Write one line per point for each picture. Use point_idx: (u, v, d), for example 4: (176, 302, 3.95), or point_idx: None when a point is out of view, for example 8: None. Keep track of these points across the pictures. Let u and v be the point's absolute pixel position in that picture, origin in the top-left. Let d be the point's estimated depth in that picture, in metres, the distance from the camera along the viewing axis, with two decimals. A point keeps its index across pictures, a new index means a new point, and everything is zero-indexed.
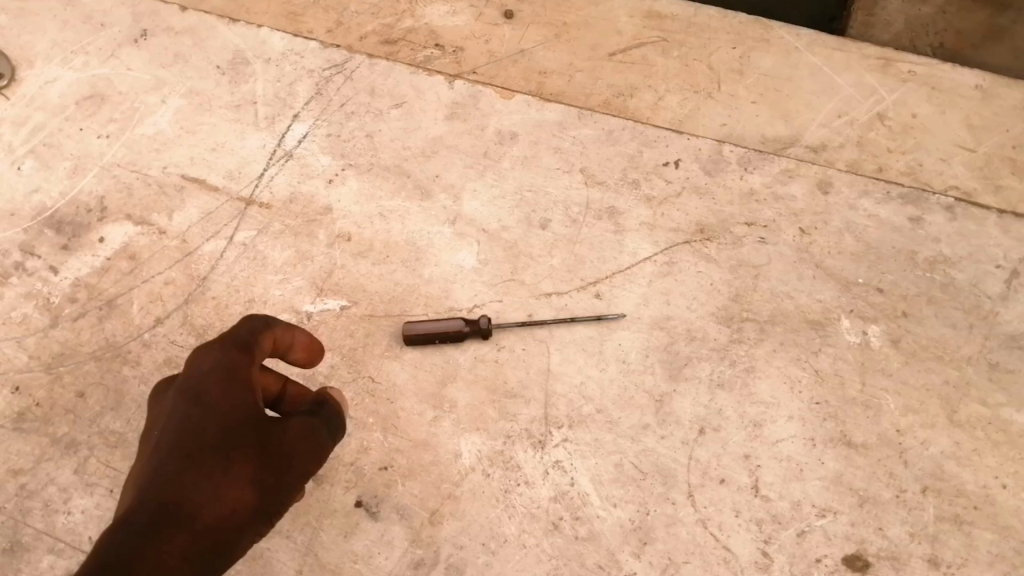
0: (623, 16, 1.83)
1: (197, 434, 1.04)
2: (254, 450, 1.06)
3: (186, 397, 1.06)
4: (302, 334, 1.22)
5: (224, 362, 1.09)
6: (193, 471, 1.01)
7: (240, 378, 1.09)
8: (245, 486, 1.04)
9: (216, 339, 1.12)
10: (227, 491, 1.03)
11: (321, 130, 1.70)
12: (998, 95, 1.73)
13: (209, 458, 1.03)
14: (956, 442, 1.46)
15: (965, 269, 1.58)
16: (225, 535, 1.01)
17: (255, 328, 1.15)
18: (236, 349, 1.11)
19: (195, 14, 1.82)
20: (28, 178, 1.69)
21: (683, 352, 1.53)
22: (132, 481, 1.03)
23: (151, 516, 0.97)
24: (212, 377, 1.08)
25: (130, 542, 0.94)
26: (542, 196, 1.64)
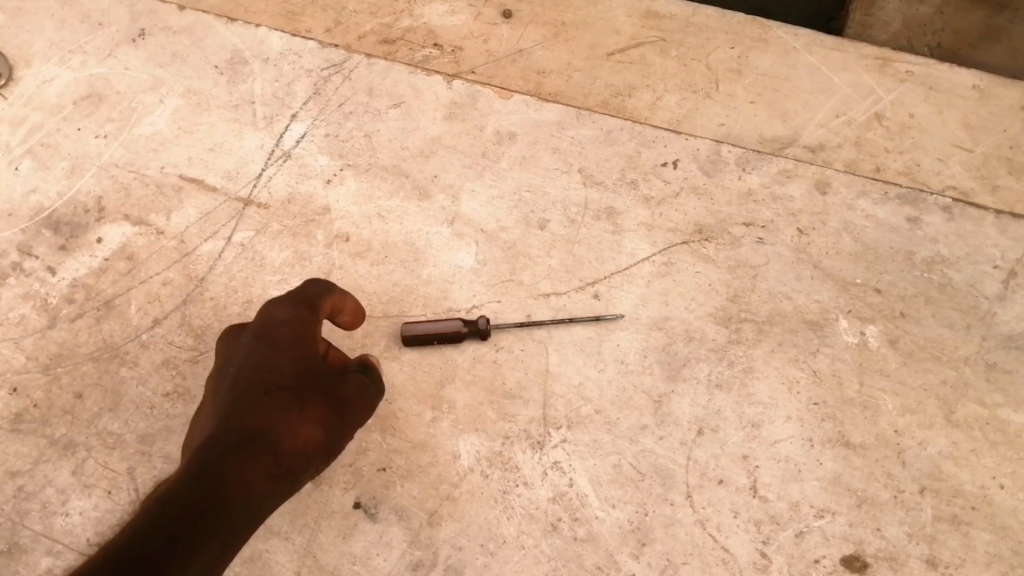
0: (622, 15, 1.83)
1: (273, 374, 1.21)
2: (321, 394, 1.23)
3: (263, 343, 1.23)
4: (354, 300, 1.35)
5: (296, 316, 1.25)
6: (269, 405, 1.18)
7: (308, 331, 1.25)
8: (312, 423, 1.21)
9: (287, 297, 1.27)
10: (301, 427, 1.19)
11: (319, 130, 1.70)
12: (996, 95, 1.73)
13: (285, 397, 1.19)
14: (954, 442, 1.47)
15: (962, 269, 1.58)
16: (291, 465, 1.18)
17: (320, 291, 1.28)
18: (305, 307, 1.26)
19: (193, 14, 1.82)
20: (26, 178, 1.69)
21: (682, 352, 1.53)
22: (212, 410, 1.20)
23: (234, 438, 1.14)
24: (286, 327, 1.24)
25: (216, 459, 1.11)
26: (541, 196, 1.64)
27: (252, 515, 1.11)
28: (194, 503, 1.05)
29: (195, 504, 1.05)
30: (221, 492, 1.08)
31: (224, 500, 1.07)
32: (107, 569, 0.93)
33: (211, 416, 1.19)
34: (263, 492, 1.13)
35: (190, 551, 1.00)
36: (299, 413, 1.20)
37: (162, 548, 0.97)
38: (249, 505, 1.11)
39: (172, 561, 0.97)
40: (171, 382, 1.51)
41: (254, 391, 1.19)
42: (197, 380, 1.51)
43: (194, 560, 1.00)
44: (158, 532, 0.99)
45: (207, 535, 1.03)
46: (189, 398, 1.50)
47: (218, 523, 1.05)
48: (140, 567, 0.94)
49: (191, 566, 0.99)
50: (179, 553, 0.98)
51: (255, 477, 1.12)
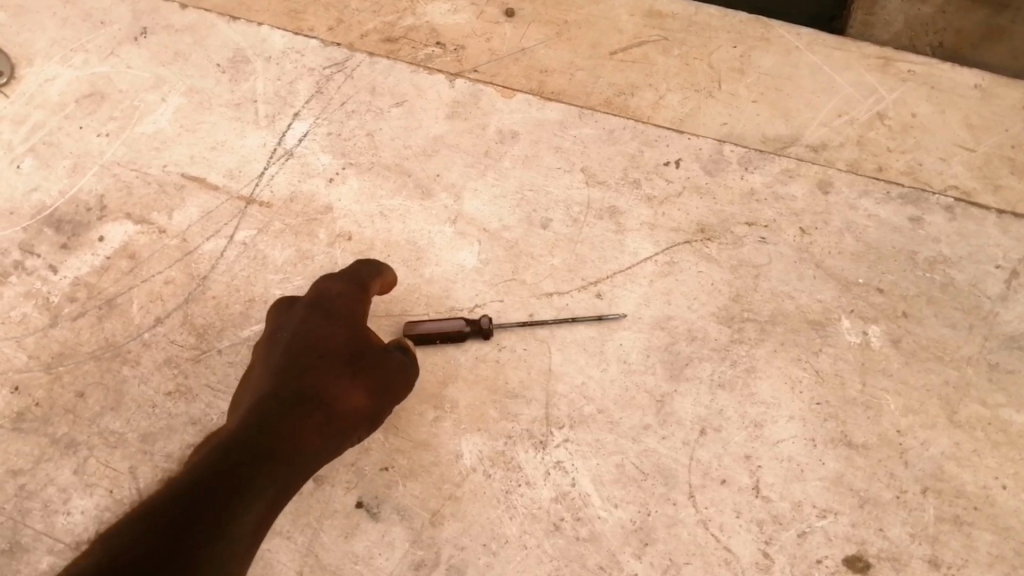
0: (624, 14, 1.82)
1: (327, 341, 1.23)
2: (371, 365, 1.24)
3: (318, 313, 1.26)
4: (388, 274, 1.41)
5: (349, 291, 1.30)
6: (324, 367, 1.19)
7: (360, 307, 1.30)
8: (363, 391, 1.22)
9: (340, 274, 1.33)
10: (351, 392, 1.20)
11: (321, 128, 1.70)
12: (998, 95, 1.72)
13: (338, 362, 1.21)
14: (956, 442, 1.47)
15: (965, 269, 1.58)
16: (342, 430, 1.18)
17: (370, 273, 1.36)
18: (357, 286, 1.32)
19: (196, 12, 1.81)
20: (28, 176, 1.68)
21: (684, 351, 1.52)
22: (264, 371, 1.20)
23: (289, 395, 1.14)
24: (340, 300, 1.29)
25: (274, 412, 1.11)
26: (543, 196, 1.64)
27: (304, 472, 1.11)
28: (253, 451, 1.04)
29: (254, 452, 1.04)
30: (278, 443, 1.07)
31: (281, 451, 1.07)
32: (173, 504, 0.92)
33: (264, 375, 1.19)
34: (316, 451, 1.13)
35: (248, 498, 0.99)
36: (352, 380, 1.21)
37: (223, 490, 0.97)
38: (302, 460, 1.10)
39: (232, 505, 0.96)
40: (173, 381, 1.51)
41: (310, 352, 1.20)
42: (199, 379, 1.51)
43: (252, 506, 0.99)
44: (220, 476, 0.99)
45: (264, 483, 1.02)
46: (191, 397, 1.50)
47: (274, 473, 1.04)
48: (204, 505, 0.93)
49: (250, 511, 0.98)
50: (239, 497, 0.98)
51: (310, 434, 1.12)
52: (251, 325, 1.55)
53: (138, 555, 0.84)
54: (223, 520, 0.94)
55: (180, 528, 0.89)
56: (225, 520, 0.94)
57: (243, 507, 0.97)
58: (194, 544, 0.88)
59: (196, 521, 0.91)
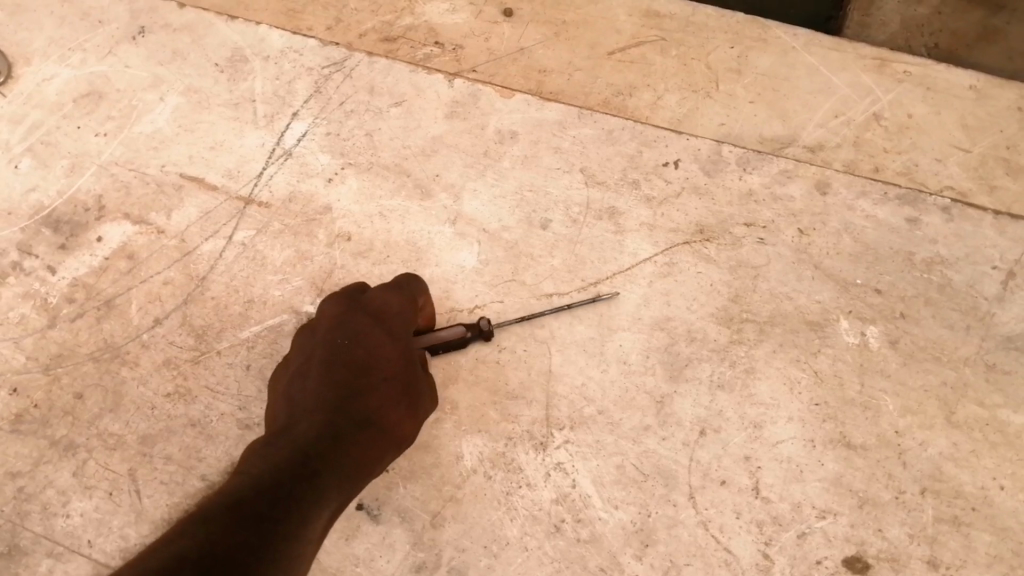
0: (622, 14, 1.81)
1: (385, 362, 1.26)
2: (419, 393, 1.29)
3: (378, 328, 1.29)
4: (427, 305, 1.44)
5: (406, 309, 1.33)
6: (383, 392, 1.23)
7: (410, 327, 1.33)
8: (411, 419, 1.27)
9: (395, 288, 1.35)
10: (406, 419, 1.25)
11: (320, 128, 1.69)
12: (992, 96, 1.72)
13: (396, 388, 1.25)
14: (954, 443, 1.47)
15: (962, 269, 1.58)
16: (388, 453, 1.22)
17: (418, 289, 1.38)
18: (409, 301, 1.35)
19: (194, 12, 1.80)
20: (26, 176, 1.67)
21: (684, 352, 1.52)
22: (325, 380, 1.22)
23: (351, 412, 1.18)
24: (396, 316, 1.31)
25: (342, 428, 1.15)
26: (542, 196, 1.63)
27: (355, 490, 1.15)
28: (325, 462, 1.09)
29: (327, 463, 1.09)
30: (346, 458, 1.12)
31: (346, 467, 1.12)
32: (258, 498, 0.96)
33: (326, 387, 1.21)
34: (369, 472, 1.18)
35: (319, 507, 1.03)
36: (406, 407, 1.26)
37: (303, 495, 1.01)
38: (358, 479, 1.15)
39: (306, 512, 1.00)
40: (172, 383, 1.50)
41: (370, 374, 1.24)
42: (198, 380, 1.50)
43: (320, 515, 1.03)
44: (298, 478, 1.03)
45: (330, 495, 1.07)
46: (190, 398, 1.49)
47: (339, 486, 1.09)
48: (286, 505, 0.97)
49: (318, 520, 1.02)
50: (313, 504, 1.02)
51: (367, 455, 1.17)
52: (250, 326, 1.54)
53: (237, 538, 0.87)
54: (302, 520, 0.98)
55: (267, 520, 0.93)
56: (302, 522, 0.98)
57: (315, 514, 1.02)
58: (281, 537, 0.92)
59: (282, 517, 0.95)
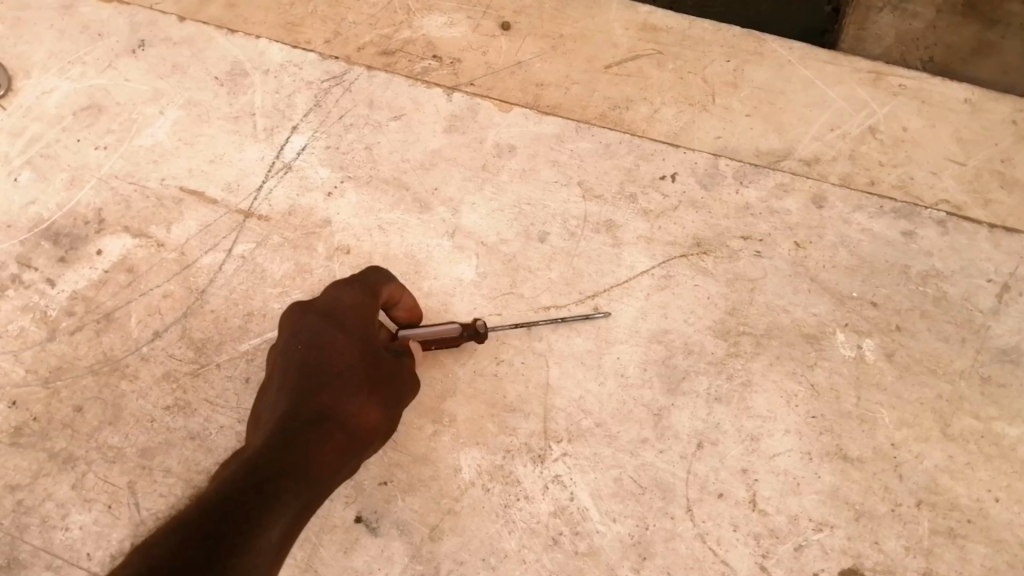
0: (619, 28, 1.83)
1: (338, 356, 1.24)
2: (383, 379, 1.28)
3: (329, 322, 1.25)
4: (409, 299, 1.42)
5: (359, 300, 1.28)
6: (337, 386, 1.22)
7: (369, 317, 1.29)
8: (376, 407, 1.25)
9: (351, 280, 1.31)
10: (368, 407, 1.24)
11: (320, 142, 1.70)
12: (987, 110, 1.73)
13: (353, 378, 1.24)
14: (950, 455, 1.48)
15: (957, 282, 1.59)
16: (357, 446, 1.22)
17: (378, 279, 1.34)
18: (365, 291, 1.30)
19: (194, 25, 1.81)
20: (26, 190, 1.68)
21: (681, 365, 1.53)
22: (281, 388, 1.22)
23: (307, 412, 1.18)
24: (349, 309, 1.27)
25: (296, 430, 1.15)
26: (541, 209, 1.64)
27: (326, 487, 1.15)
28: (278, 467, 1.09)
29: (280, 468, 1.08)
30: (304, 460, 1.12)
31: (307, 468, 1.12)
32: (208, 515, 0.96)
33: (281, 395, 1.21)
34: (337, 468, 1.18)
35: (274, 514, 1.03)
36: (366, 395, 1.24)
37: (253, 506, 1.01)
38: (324, 476, 1.15)
39: (259, 522, 1.00)
40: (171, 396, 1.51)
41: (324, 372, 1.22)
42: (198, 394, 1.50)
43: (281, 519, 1.04)
44: (251, 488, 1.03)
45: (293, 499, 1.07)
46: (189, 411, 1.49)
47: (301, 487, 1.09)
48: (238, 516, 0.98)
49: (280, 525, 1.03)
50: (270, 511, 1.02)
51: (330, 451, 1.17)
52: (249, 339, 1.54)
53: (177, 564, 0.87)
54: (256, 529, 0.98)
55: (215, 536, 0.93)
56: (257, 531, 0.98)
57: (273, 520, 1.02)
58: (231, 549, 0.93)
59: (228, 533, 0.95)
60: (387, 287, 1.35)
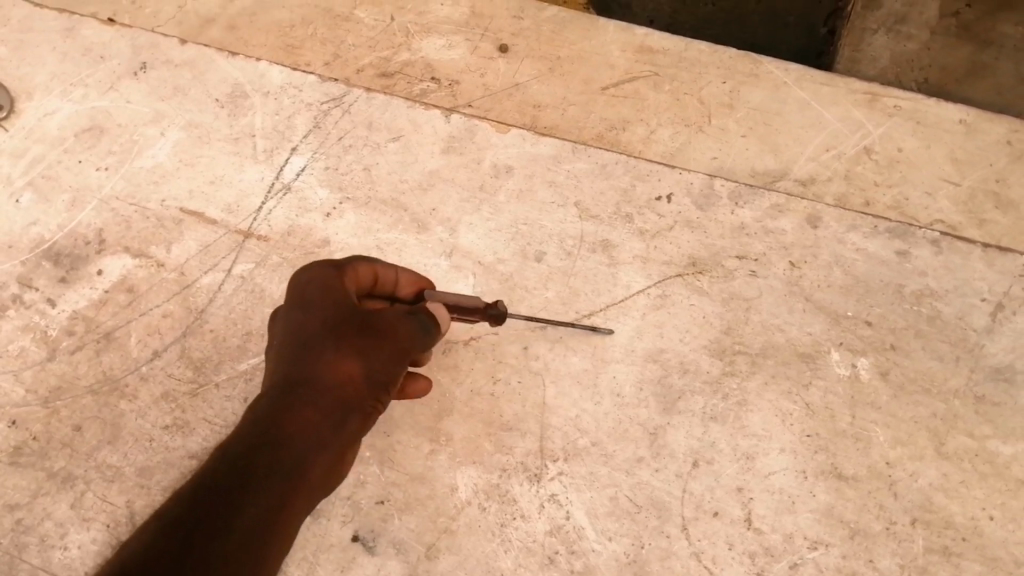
0: (616, 50, 1.85)
1: (306, 329, 1.23)
2: (359, 331, 1.23)
3: (294, 307, 1.26)
4: (411, 272, 1.41)
5: (320, 276, 1.27)
6: (307, 356, 1.22)
7: (336, 289, 1.26)
8: (356, 359, 1.22)
9: (319, 263, 1.30)
10: (342, 363, 1.21)
11: (319, 163, 1.71)
12: (982, 130, 1.75)
13: (321, 342, 1.22)
14: (945, 474, 1.48)
15: (951, 301, 1.60)
16: (345, 401, 1.22)
17: (353, 261, 1.33)
18: (330, 269, 1.28)
19: (195, 48, 1.83)
20: (27, 211, 1.69)
21: (677, 385, 1.54)
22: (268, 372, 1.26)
23: (282, 384, 1.21)
24: (313, 288, 1.26)
25: (271, 403, 1.19)
26: (537, 229, 1.66)
27: (314, 453, 1.18)
28: (248, 449, 1.13)
29: (252, 448, 1.13)
30: (280, 432, 1.16)
31: (287, 441, 1.16)
32: (191, 500, 1.05)
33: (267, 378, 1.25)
34: (322, 430, 1.19)
35: (245, 494, 1.08)
36: (337, 352, 1.21)
37: (222, 493, 1.07)
38: (306, 441, 1.18)
39: (228, 507, 1.06)
40: (170, 415, 1.52)
41: (294, 343, 1.23)
42: (197, 413, 1.51)
43: (265, 495, 1.10)
44: (226, 472, 1.10)
45: (276, 475, 1.13)
46: (188, 431, 1.50)
47: (282, 460, 1.14)
48: (217, 499, 1.06)
49: (263, 501, 1.09)
50: (253, 491, 1.09)
51: (307, 417, 1.19)
52: (248, 359, 1.55)
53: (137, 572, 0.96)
54: (233, 510, 1.06)
55: (192, 523, 1.02)
56: (234, 513, 1.06)
57: (255, 499, 1.09)
58: (203, 536, 1.01)
59: (192, 528, 1.02)
60: (361, 266, 1.32)
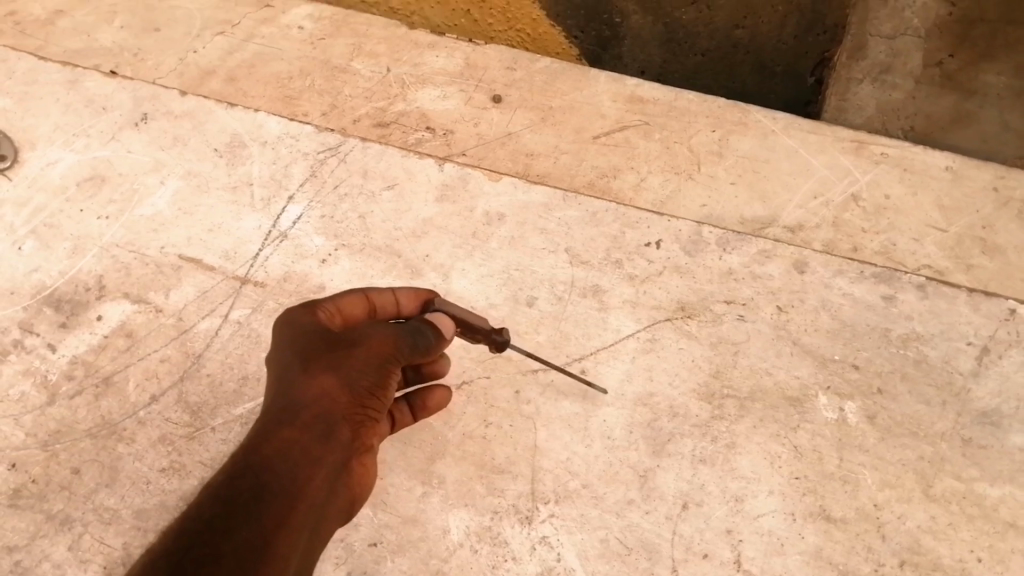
0: (607, 100, 1.91)
1: (282, 364, 1.30)
2: (329, 352, 1.29)
3: (273, 351, 1.33)
4: (410, 288, 1.49)
5: (294, 314, 1.36)
6: (286, 386, 1.27)
7: (307, 321, 1.34)
8: (329, 375, 1.27)
9: (296, 305, 1.39)
10: (317, 381, 1.27)
11: (315, 211, 1.76)
12: (968, 177, 1.80)
13: (294, 369, 1.28)
14: (932, 516, 1.48)
15: (937, 345, 1.62)
16: (327, 418, 1.26)
17: (331, 296, 1.42)
18: (304, 307, 1.37)
19: (195, 99, 1.90)
20: (28, 258, 1.74)
21: (666, 428, 1.56)
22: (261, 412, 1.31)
23: (263, 414, 1.26)
24: (286, 328, 1.34)
25: (252, 433, 1.23)
26: (529, 275, 1.69)
27: (304, 469, 1.20)
28: (235, 474, 1.16)
29: (237, 473, 1.16)
30: (261, 455, 1.19)
31: (271, 462, 1.18)
32: (181, 537, 1.08)
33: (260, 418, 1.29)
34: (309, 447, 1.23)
35: (234, 518, 1.10)
36: (309, 374, 1.27)
37: (209, 521, 1.09)
38: (293, 459, 1.20)
39: (216, 533, 1.08)
40: (167, 458, 1.53)
41: (273, 380, 1.30)
42: (192, 456, 1.53)
43: (258, 516, 1.12)
44: (214, 500, 1.12)
45: (265, 496, 1.14)
46: (184, 473, 1.52)
47: (271, 479, 1.17)
48: (206, 530, 1.08)
49: (256, 521, 1.11)
50: (243, 515, 1.11)
51: (290, 437, 1.22)
52: (244, 403, 1.57)
53: None
54: (223, 535, 1.08)
55: (183, 553, 1.05)
56: (224, 537, 1.08)
57: (246, 522, 1.10)
58: (194, 563, 1.04)
59: (181, 558, 1.04)
60: (349, 296, 1.41)
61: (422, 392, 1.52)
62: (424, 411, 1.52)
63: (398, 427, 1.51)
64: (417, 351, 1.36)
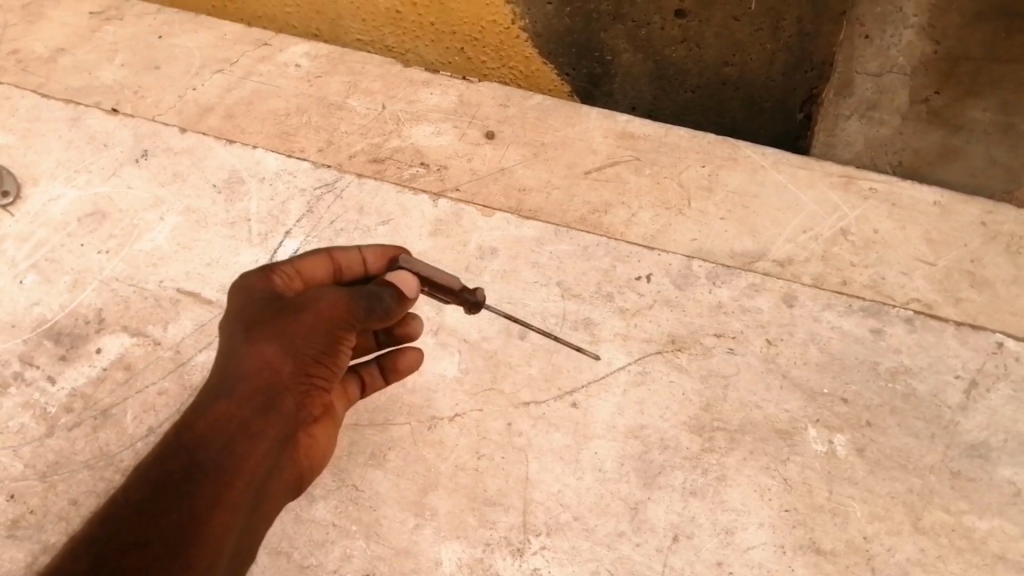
0: (598, 136, 1.94)
1: (231, 331, 1.35)
2: (274, 320, 1.33)
3: (225, 315, 1.38)
4: (378, 246, 1.51)
5: (250, 280, 1.40)
6: (229, 357, 1.32)
7: (260, 289, 1.39)
8: (271, 345, 1.32)
9: (255, 269, 1.44)
10: (258, 351, 1.31)
11: (310, 247, 1.79)
12: (956, 212, 1.83)
13: (239, 340, 1.33)
14: (921, 549, 1.50)
15: (925, 378, 1.64)
16: (268, 388, 1.32)
17: (293, 258, 1.46)
18: (262, 272, 1.42)
19: (195, 136, 1.93)
20: (29, 291, 1.76)
21: (657, 460, 1.58)
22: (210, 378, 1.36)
23: (206, 383, 1.31)
24: (239, 294, 1.38)
25: (193, 404, 1.28)
26: (521, 308, 1.73)
27: (242, 443, 1.26)
28: (171, 451, 1.22)
29: (172, 452, 1.22)
30: (195, 433, 1.24)
31: (207, 438, 1.24)
32: (111, 521, 1.15)
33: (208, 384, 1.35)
34: (249, 419, 1.29)
35: (165, 498, 1.17)
36: (251, 346, 1.31)
37: (139, 503, 1.16)
38: (231, 434, 1.26)
39: (145, 516, 1.15)
40: None
41: (221, 350, 1.36)
42: None
43: (189, 497, 1.18)
44: (147, 480, 1.19)
45: (197, 477, 1.20)
46: None
47: (206, 456, 1.23)
48: (135, 515, 1.15)
49: (187, 502, 1.17)
50: (174, 497, 1.17)
51: (228, 412, 1.27)
52: None
53: None
54: (152, 518, 1.15)
55: (111, 539, 1.12)
56: (153, 522, 1.15)
57: (177, 504, 1.17)
58: (122, 549, 1.12)
59: (109, 543, 1.12)
60: (311, 258, 1.45)
61: (392, 357, 1.59)
62: (395, 373, 1.60)
63: (372, 390, 1.62)
64: (374, 314, 1.38)
